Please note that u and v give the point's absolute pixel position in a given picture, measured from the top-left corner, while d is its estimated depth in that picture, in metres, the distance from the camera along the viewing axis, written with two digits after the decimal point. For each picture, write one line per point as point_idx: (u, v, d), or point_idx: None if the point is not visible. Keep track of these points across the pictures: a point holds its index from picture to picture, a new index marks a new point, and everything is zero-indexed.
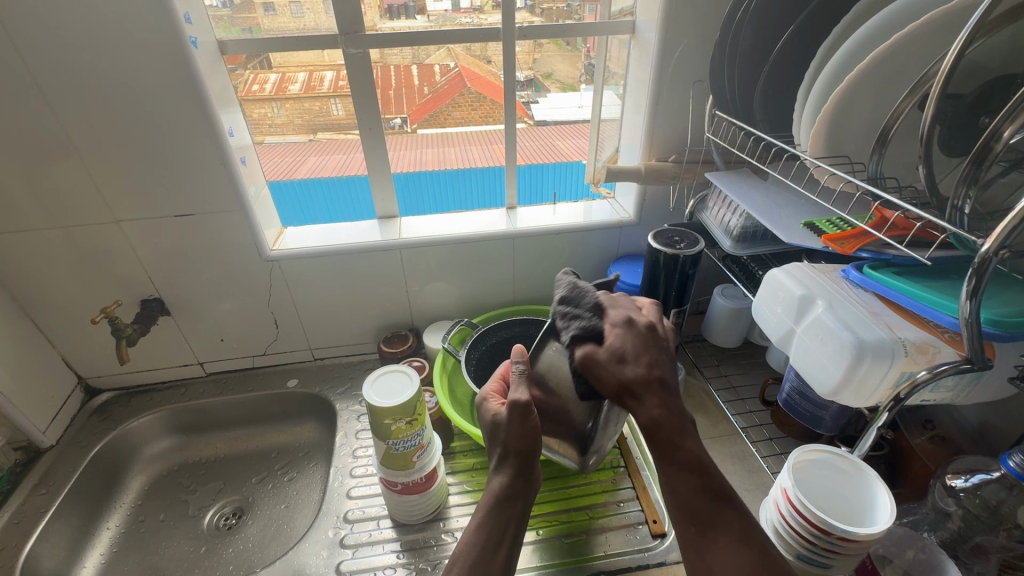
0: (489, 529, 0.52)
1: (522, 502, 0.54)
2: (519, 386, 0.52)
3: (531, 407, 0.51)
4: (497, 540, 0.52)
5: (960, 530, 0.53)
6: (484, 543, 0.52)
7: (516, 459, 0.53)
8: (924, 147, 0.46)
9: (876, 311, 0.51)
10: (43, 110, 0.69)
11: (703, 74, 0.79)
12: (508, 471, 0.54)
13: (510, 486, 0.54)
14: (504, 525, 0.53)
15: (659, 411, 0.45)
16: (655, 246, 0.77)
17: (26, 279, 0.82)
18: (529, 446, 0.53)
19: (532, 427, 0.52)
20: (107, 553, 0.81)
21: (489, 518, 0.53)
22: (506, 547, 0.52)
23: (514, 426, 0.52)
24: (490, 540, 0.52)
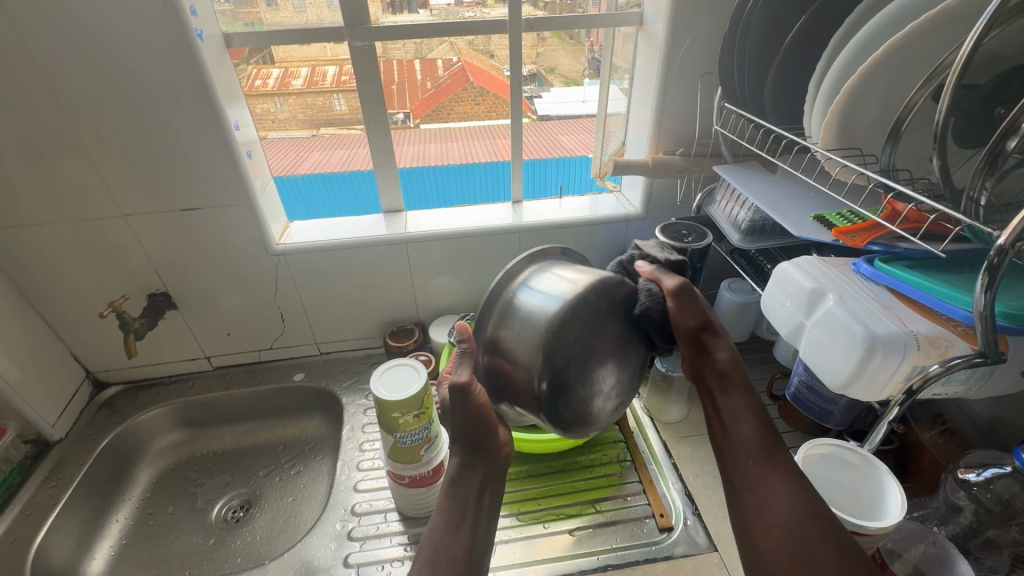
0: (449, 511, 0.53)
1: (480, 479, 0.55)
2: (461, 366, 0.53)
3: (473, 385, 0.52)
4: (458, 519, 0.53)
5: (971, 525, 0.53)
6: (446, 524, 0.52)
7: (471, 439, 0.54)
8: (939, 138, 0.45)
9: (887, 305, 0.51)
10: (49, 103, 0.69)
11: (711, 66, 0.79)
12: (462, 452, 0.55)
13: (470, 465, 0.55)
14: (463, 501, 0.54)
15: (725, 354, 0.55)
16: (662, 239, 0.77)
17: (34, 273, 0.82)
18: (482, 425, 0.53)
19: (479, 405, 0.52)
20: (117, 546, 0.82)
21: (449, 500, 0.54)
22: (467, 526, 0.53)
23: (455, 408, 0.53)
24: (453, 518, 0.53)
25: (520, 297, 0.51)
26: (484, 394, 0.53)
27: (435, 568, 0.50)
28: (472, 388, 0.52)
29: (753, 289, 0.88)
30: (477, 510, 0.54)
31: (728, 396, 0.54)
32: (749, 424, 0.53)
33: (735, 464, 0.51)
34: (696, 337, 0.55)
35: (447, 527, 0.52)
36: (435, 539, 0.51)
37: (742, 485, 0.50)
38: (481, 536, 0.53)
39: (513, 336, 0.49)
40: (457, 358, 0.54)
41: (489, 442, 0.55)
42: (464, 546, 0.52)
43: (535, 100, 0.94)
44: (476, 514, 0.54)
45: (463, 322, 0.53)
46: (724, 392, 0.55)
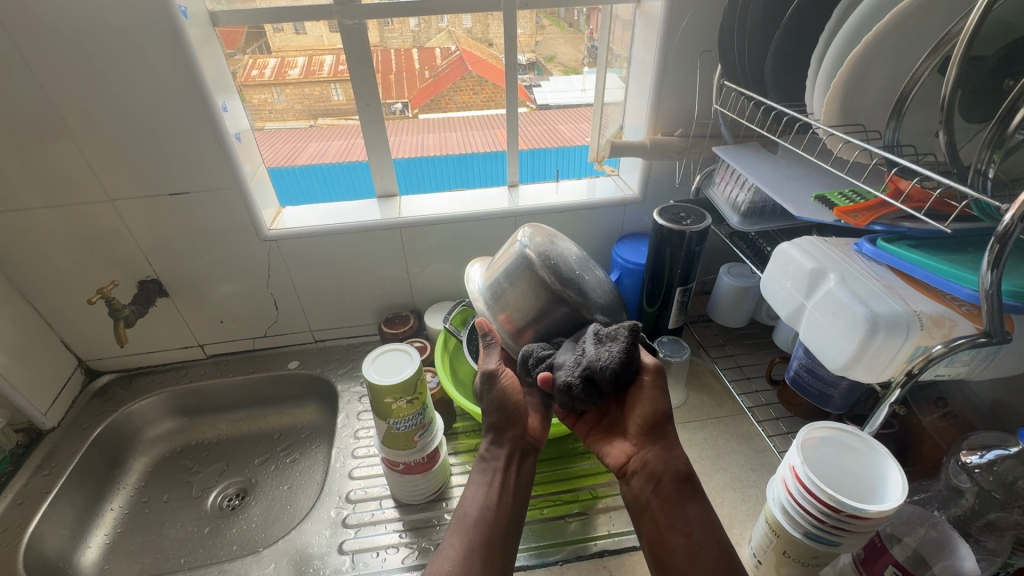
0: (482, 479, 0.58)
1: (509, 456, 0.60)
2: (489, 356, 0.62)
3: (498, 371, 0.61)
4: (493, 487, 0.58)
5: (973, 508, 0.52)
6: (481, 489, 0.58)
7: (500, 418, 0.61)
8: (946, 110, 0.44)
9: (890, 285, 0.50)
10: (31, 84, 0.67)
11: (711, 44, 0.77)
12: (494, 432, 0.62)
13: (500, 442, 0.61)
14: (492, 473, 0.59)
15: (682, 466, 0.59)
16: (660, 222, 0.75)
17: (21, 260, 0.81)
18: (510, 406, 0.61)
19: (504, 388, 0.61)
20: (111, 534, 0.81)
21: (479, 472, 0.60)
22: (501, 493, 0.57)
23: (486, 394, 0.62)
24: (485, 485, 0.58)
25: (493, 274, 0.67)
26: (509, 377, 0.62)
27: (463, 531, 0.54)
28: (498, 372, 0.61)
29: (753, 273, 0.87)
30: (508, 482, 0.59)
31: (689, 507, 0.56)
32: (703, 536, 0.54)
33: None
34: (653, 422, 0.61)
35: (478, 493, 0.57)
36: (470, 502, 0.56)
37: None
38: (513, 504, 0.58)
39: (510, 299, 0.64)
40: (485, 350, 0.62)
41: (518, 421, 0.61)
42: (497, 507, 0.57)
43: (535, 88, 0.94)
44: (505, 485, 0.58)
45: (480, 320, 0.63)
46: (680, 504, 0.56)
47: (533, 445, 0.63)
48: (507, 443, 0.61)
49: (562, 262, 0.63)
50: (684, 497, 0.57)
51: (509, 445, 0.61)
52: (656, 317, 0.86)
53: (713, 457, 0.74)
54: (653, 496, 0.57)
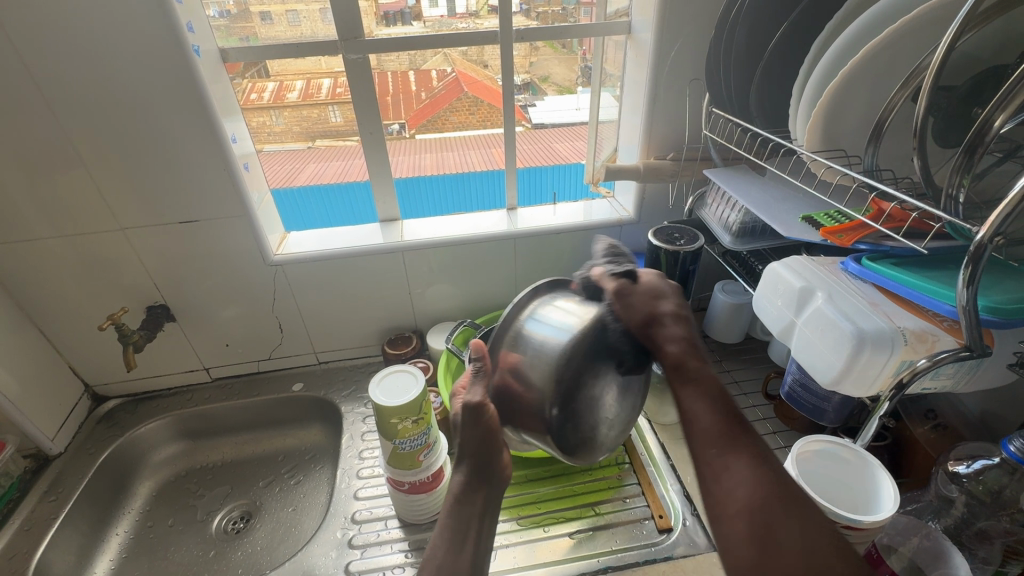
0: (452, 527, 0.55)
1: (483, 502, 0.57)
2: (473, 385, 0.54)
3: (484, 403, 0.53)
4: (461, 536, 0.55)
5: (963, 516, 0.54)
6: (449, 542, 0.54)
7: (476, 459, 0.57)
8: (918, 137, 0.46)
9: (875, 302, 0.52)
10: (49, 121, 0.70)
11: (699, 72, 0.80)
12: (467, 471, 0.58)
13: (476, 487, 0.57)
14: (466, 523, 0.56)
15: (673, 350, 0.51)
16: (655, 243, 0.78)
17: (33, 288, 0.83)
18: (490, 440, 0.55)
19: (489, 421, 0.54)
20: (116, 559, 0.82)
21: (451, 516, 0.56)
22: (470, 543, 0.55)
23: (466, 427, 0.55)
24: (455, 535, 0.55)
25: (529, 328, 0.50)
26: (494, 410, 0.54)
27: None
28: (485, 407, 0.53)
29: (746, 290, 0.89)
30: (479, 526, 0.56)
31: (732, 458, 0.45)
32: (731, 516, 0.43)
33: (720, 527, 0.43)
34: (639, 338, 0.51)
35: (447, 543, 0.54)
36: (436, 553, 0.53)
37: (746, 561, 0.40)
38: (482, 548, 0.56)
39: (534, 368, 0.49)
40: (470, 375, 0.55)
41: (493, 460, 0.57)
42: (467, 562, 0.53)
43: (530, 108, 0.96)
44: (478, 533, 0.56)
45: (479, 342, 0.53)
46: (721, 452, 0.45)
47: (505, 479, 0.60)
48: (481, 487, 0.57)
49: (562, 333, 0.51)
50: (729, 444, 0.46)
51: (485, 494, 0.57)
52: None
53: None
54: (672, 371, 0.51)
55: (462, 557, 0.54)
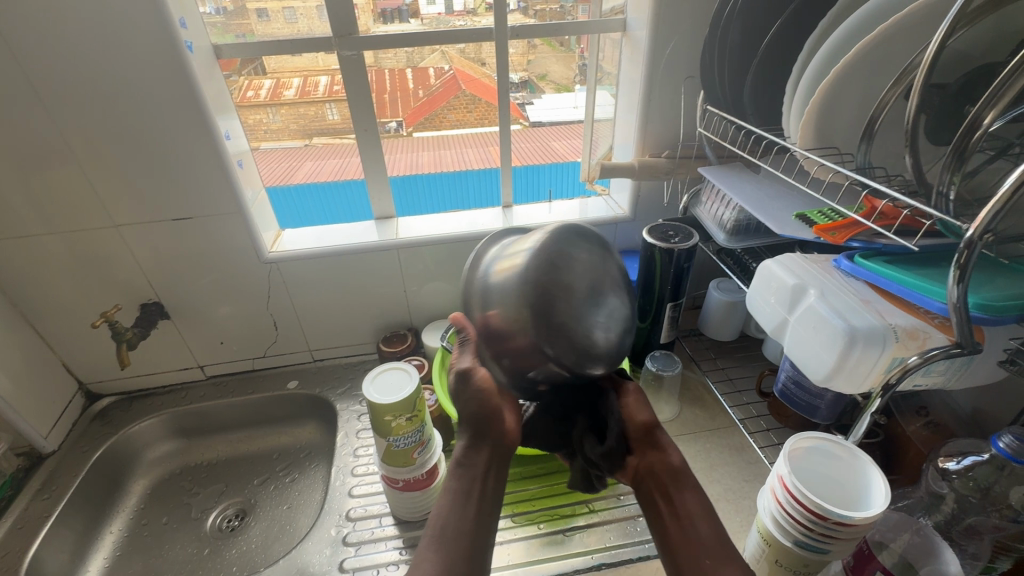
0: (454, 488, 0.52)
1: (487, 459, 0.54)
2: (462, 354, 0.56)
3: (473, 367, 0.54)
4: (465, 495, 0.51)
5: (953, 513, 0.54)
6: (451, 502, 0.50)
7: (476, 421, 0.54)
8: (910, 135, 0.47)
9: (867, 299, 0.52)
10: (40, 117, 0.69)
11: (694, 70, 0.80)
12: (468, 434, 0.55)
13: (477, 447, 0.54)
14: (469, 482, 0.52)
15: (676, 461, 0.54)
16: (650, 240, 0.78)
17: (26, 285, 0.82)
18: (485, 403, 0.54)
19: (482, 385, 0.54)
20: (110, 557, 0.81)
21: (452, 479, 0.53)
22: (473, 505, 0.51)
23: (459, 393, 0.55)
24: (458, 494, 0.51)
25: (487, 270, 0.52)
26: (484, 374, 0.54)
27: (442, 544, 0.47)
28: (473, 369, 0.54)
29: (741, 288, 0.89)
30: (484, 489, 0.52)
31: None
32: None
33: (690, 557, 0.48)
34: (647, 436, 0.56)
35: (452, 503, 0.51)
36: (440, 514, 0.49)
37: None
38: (490, 511, 0.51)
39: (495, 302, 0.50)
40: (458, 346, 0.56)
41: (495, 421, 0.55)
42: (472, 520, 0.49)
43: (527, 106, 0.96)
44: (484, 491, 0.52)
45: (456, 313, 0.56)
46: (676, 491, 0.53)
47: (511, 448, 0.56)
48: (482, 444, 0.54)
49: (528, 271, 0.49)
50: (682, 480, 0.53)
51: (489, 449, 0.54)
52: (648, 332, 0.88)
53: (707, 470, 0.76)
54: (653, 483, 0.54)
55: (467, 515, 0.50)
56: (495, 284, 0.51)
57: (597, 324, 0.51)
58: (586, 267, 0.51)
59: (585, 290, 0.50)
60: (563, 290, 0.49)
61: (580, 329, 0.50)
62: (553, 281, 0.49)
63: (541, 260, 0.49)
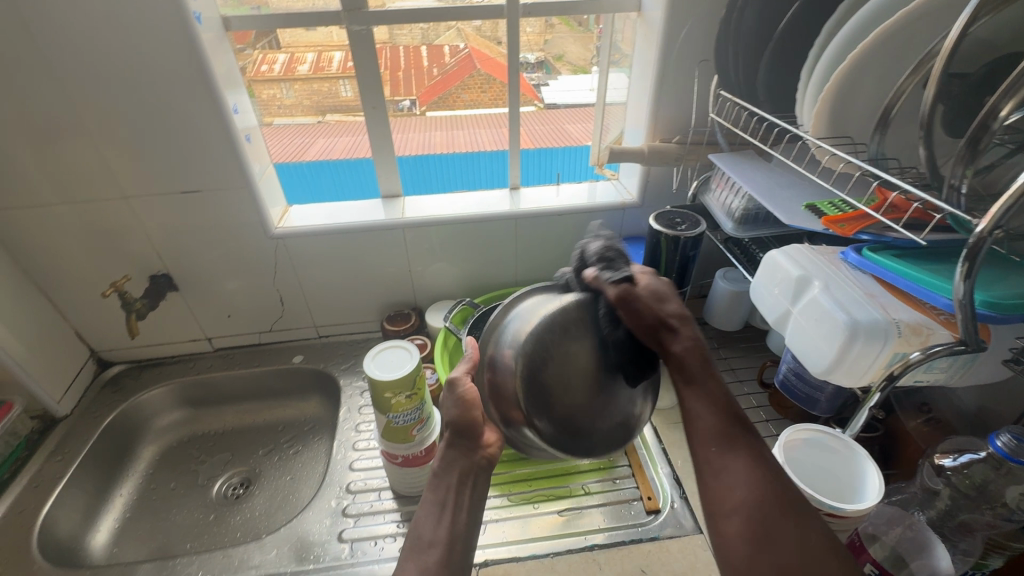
0: (431, 500, 0.55)
1: (463, 470, 0.55)
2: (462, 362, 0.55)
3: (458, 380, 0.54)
4: (440, 507, 0.54)
5: (947, 508, 0.54)
6: (429, 511, 0.54)
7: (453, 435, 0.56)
8: (925, 126, 0.45)
9: (872, 292, 0.51)
10: (51, 86, 0.69)
11: (709, 53, 0.78)
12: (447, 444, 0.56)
13: (449, 460, 0.55)
14: (444, 493, 0.54)
15: (685, 342, 0.51)
16: (656, 227, 0.77)
17: (39, 253, 0.84)
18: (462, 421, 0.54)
19: (466, 398, 0.54)
20: (120, 519, 0.84)
21: (431, 490, 0.55)
22: (449, 515, 0.53)
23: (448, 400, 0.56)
24: (436, 505, 0.54)
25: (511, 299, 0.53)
26: (471, 386, 0.54)
27: (418, 550, 0.51)
28: (458, 381, 0.54)
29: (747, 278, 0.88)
30: (459, 500, 0.55)
31: (727, 457, 0.46)
32: (733, 495, 0.44)
33: (698, 446, 0.48)
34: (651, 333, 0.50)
35: (430, 517, 0.53)
36: (418, 527, 0.53)
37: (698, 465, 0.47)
38: (466, 520, 0.54)
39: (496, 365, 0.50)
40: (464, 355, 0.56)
41: (473, 436, 0.55)
42: (446, 530, 0.52)
43: (545, 88, 0.95)
44: (458, 503, 0.54)
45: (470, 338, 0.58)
46: (721, 451, 0.46)
47: (489, 461, 0.56)
48: (459, 457, 0.55)
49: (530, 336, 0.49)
50: (728, 442, 0.46)
51: (464, 461, 0.55)
52: None
53: None
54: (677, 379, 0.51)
55: (443, 527, 0.53)
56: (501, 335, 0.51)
57: (581, 397, 0.49)
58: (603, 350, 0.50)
59: (577, 367, 0.49)
60: (562, 356, 0.49)
61: (559, 391, 0.48)
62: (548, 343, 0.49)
63: (546, 325, 0.49)
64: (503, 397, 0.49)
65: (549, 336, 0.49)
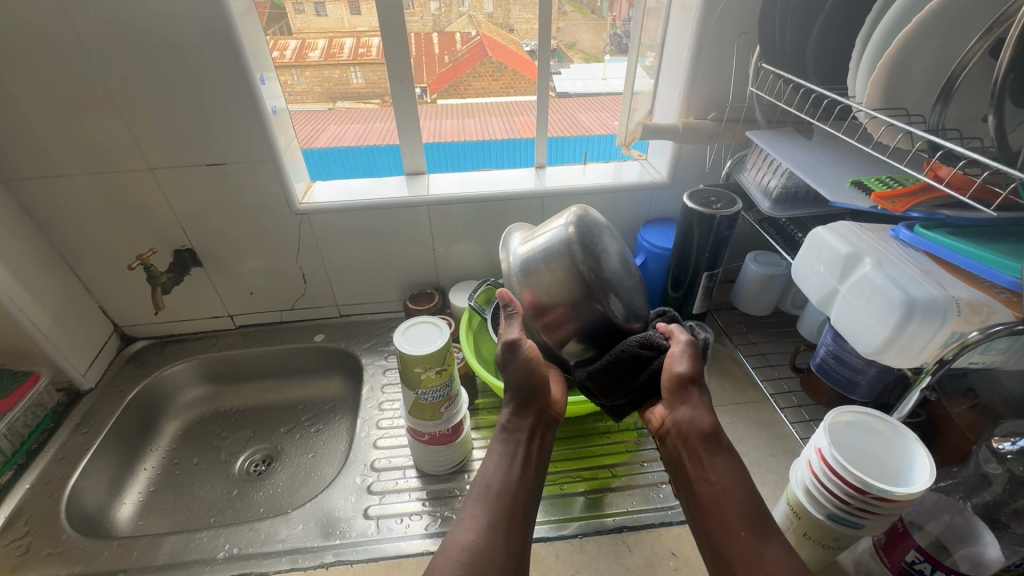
0: (501, 451, 0.58)
1: (531, 427, 0.61)
2: (510, 325, 0.62)
3: (521, 340, 0.61)
4: (510, 459, 0.58)
5: (1000, 496, 0.53)
6: (499, 462, 0.57)
7: (524, 388, 0.61)
8: (999, 92, 0.43)
9: (927, 270, 0.49)
10: (78, 53, 0.68)
11: (749, 26, 0.75)
12: (516, 403, 0.62)
13: (522, 413, 0.61)
14: (515, 445, 0.59)
15: (707, 422, 0.58)
16: (690, 207, 0.75)
17: (64, 225, 0.84)
18: (534, 374, 0.61)
19: (529, 357, 0.61)
20: (145, 492, 0.84)
21: (502, 443, 0.59)
22: (518, 468, 0.57)
23: (510, 367, 0.61)
24: (505, 457, 0.58)
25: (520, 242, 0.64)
26: (531, 345, 0.62)
27: (486, 501, 0.53)
28: (521, 343, 0.61)
29: (780, 262, 0.86)
30: (526, 455, 0.59)
31: (768, 548, 0.48)
32: None
33: (722, 533, 0.51)
34: (680, 386, 0.60)
35: (500, 465, 0.57)
36: (488, 474, 0.56)
37: (740, 561, 0.48)
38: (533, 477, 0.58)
39: (546, 284, 0.60)
40: (506, 320, 0.62)
41: (540, 392, 0.62)
42: (516, 482, 0.56)
43: (556, 77, 0.93)
44: (526, 456, 0.59)
45: (502, 292, 0.63)
46: (754, 536, 0.49)
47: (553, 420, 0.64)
48: (529, 417, 0.61)
49: (584, 237, 0.60)
50: (760, 530, 0.49)
51: (534, 417, 0.61)
52: (681, 302, 0.86)
53: (732, 442, 0.75)
54: (683, 453, 0.58)
55: (511, 476, 0.56)
56: (538, 269, 0.61)
57: (627, 282, 0.64)
58: (615, 243, 0.64)
59: (617, 258, 0.63)
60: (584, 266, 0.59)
61: (620, 287, 0.62)
62: (591, 243, 0.60)
63: (582, 229, 0.61)
64: (565, 313, 0.60)
65: (588, 241, 0.60)
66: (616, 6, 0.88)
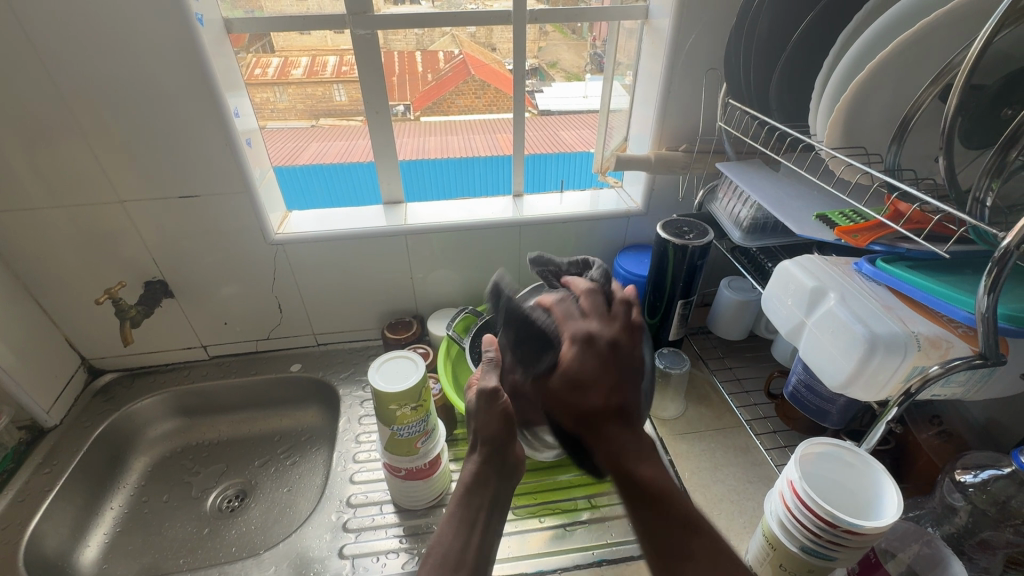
0: (460, 516, 0.54)
1: (491, 497, 0.56)
2: (487, 373, 0.57)
3: (501, 391, 0.55)
4: (469, 525, 0.54)
5: (967, 525, 0.54)
6: (456, 529, 0.53)
7: (493, 439, 0.57)
8: (947, 137, 0.45)
9: (889, 305, 0.51)
10: (47, 87, 0.68)
11: (717, 62, 0.78)
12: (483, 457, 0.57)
13: (484, 481, 0.56)
14: (474, 512, 0.54)
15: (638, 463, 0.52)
16: (663, 236, 0.77)
17: (29, 258, 0.81)
18: (503, 429, 0.56)
19: (506, 412, 0.55)
20: (110, 533, 0.81)
21: (461, 505, 0.55)
22: (477, 533, 0.53)
23: (482, 412, 0.56)
24: (464, 523, 0.54)
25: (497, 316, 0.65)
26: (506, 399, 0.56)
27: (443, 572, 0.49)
28: (499, 393, 0.55)
29: (753, 288, 0.88)
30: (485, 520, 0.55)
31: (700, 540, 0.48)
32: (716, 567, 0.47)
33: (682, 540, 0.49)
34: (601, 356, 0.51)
35: (455, 537, 0.52)
36: (445, 543, 0.51)
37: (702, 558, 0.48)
38: (489, 537, 0.55)
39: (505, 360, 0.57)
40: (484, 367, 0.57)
41: (507, 447, 0.57)
42: (473, 549, 0.52)
43: (536, 94, 0.93)
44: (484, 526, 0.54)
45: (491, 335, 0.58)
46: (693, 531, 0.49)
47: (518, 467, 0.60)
48: (492, 475, 0.57)
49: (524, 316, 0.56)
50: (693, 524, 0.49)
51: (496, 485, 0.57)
52: (657, 328, 0.87)
53: (711, 469, 0.75)
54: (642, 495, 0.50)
55: (470, 544, 0.53)
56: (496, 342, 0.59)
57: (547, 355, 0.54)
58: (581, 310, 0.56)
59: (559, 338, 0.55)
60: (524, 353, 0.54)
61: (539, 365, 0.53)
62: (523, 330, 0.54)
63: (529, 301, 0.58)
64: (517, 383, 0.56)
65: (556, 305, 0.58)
66: (596, 27, 0.87)
